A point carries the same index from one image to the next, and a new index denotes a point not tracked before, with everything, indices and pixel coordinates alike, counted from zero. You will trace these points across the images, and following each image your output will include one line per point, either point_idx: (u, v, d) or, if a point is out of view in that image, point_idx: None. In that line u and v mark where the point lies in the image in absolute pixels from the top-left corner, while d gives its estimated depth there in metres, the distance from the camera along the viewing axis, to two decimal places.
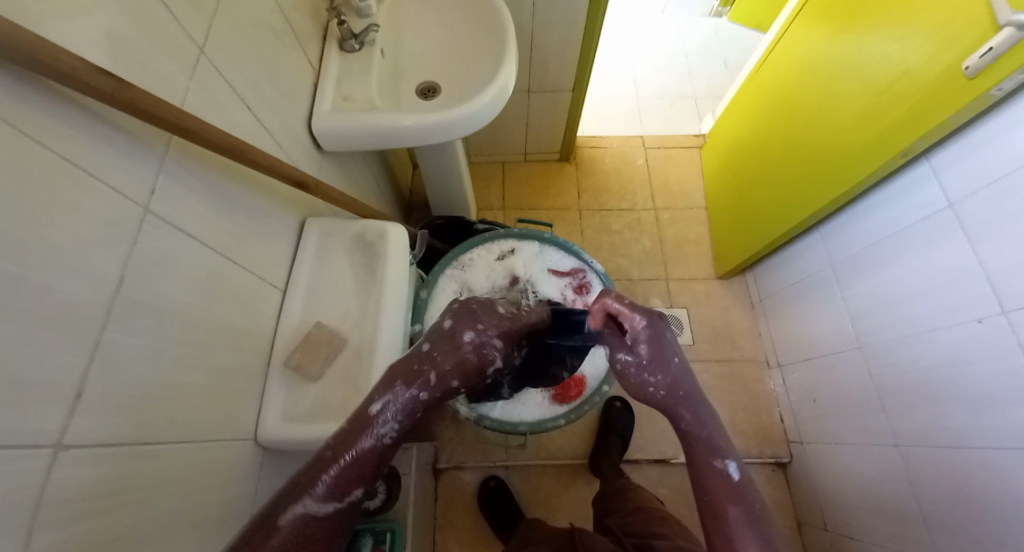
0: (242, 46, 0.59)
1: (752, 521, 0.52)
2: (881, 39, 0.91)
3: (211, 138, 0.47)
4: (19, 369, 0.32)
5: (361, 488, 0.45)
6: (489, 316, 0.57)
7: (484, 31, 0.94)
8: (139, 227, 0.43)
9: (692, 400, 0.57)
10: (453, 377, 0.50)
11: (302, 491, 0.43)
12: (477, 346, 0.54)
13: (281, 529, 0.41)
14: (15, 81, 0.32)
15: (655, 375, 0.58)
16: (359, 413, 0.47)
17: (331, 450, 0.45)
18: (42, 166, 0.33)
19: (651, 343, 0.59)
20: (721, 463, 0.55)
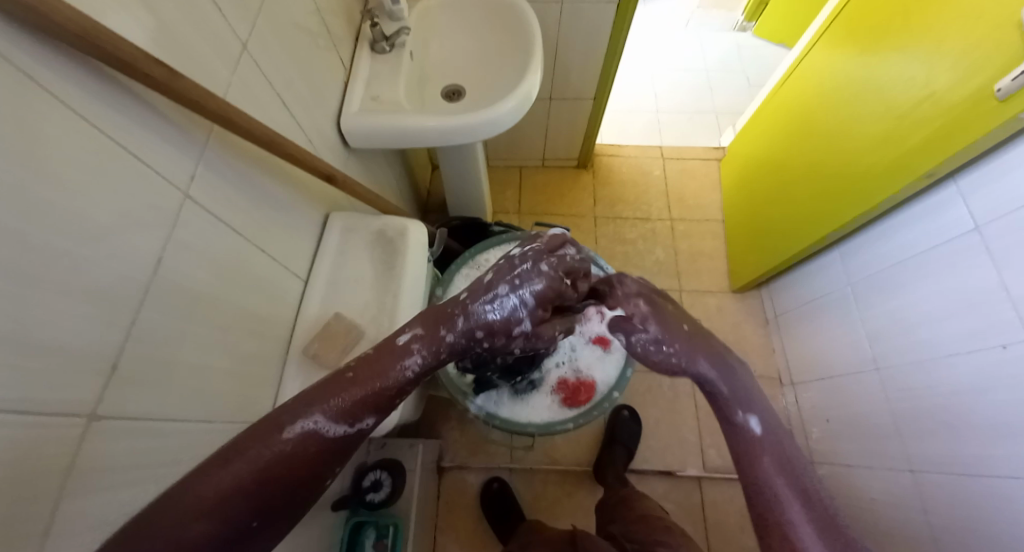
0: (280, 44, 0.62)
1: (791, 474, 0.45)
2: (907, 59, 0.90)
3: (250, 129, 0.49)
4: (62, 341, 0.34)
5: (372, 419, 0.43)
6: (536, 270, 0.50)
7: (511, 39, 0.96)
8: (178, 212, 0.45)
9: (705, 358, 0.51)
10: (481, 329, 0.48)
11: (317, 404, 0.40)
12: (509, 303, 0.48)
13: (284, 436, 0.38)
14: (68, 62, 0.33)
15: (669, 348, 0.51)
16: (386, 344, 0.46)
17: (352, 373, 0.44)
18: (90, 146, 0.35)
19: (660, 319, 0.53)
20: (742, 419, 0.49)
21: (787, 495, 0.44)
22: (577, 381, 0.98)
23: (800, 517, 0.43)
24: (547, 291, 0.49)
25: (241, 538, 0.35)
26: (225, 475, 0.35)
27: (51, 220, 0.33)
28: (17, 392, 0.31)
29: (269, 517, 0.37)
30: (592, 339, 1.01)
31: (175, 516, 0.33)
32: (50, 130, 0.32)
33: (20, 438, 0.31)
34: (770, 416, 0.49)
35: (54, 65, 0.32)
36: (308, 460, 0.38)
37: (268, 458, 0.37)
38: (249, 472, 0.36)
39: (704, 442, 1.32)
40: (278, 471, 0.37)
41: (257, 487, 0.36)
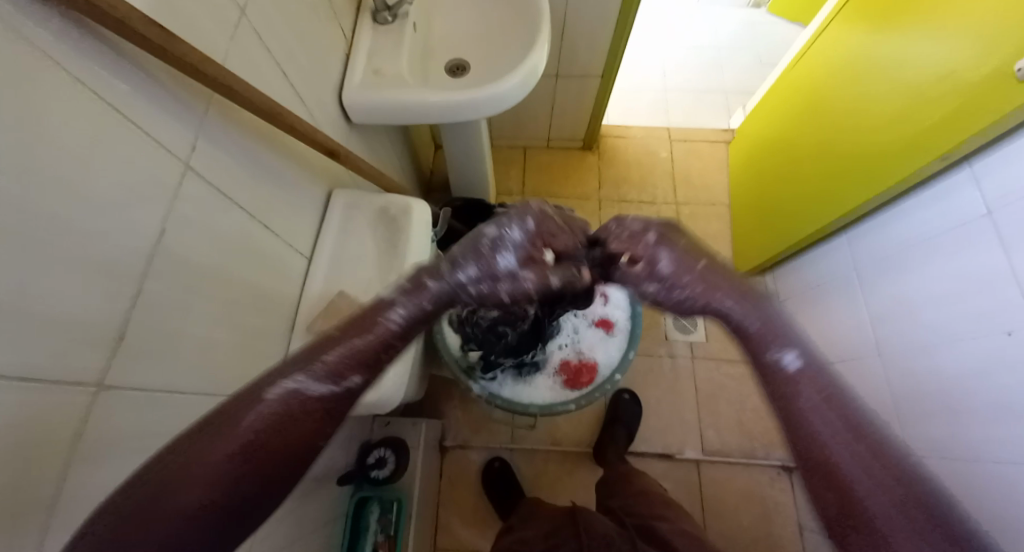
0: (281, 12, 0.60)
1: (836, 410, 0.39)
2: (926, 34, 0.87)
3: (251, 100, 0.48)
4: (72, 313, 0.35)
5: (359, 377, 0.41)
6: (518, 219, 0.53)
7: (516, 11, 0.93)
8: (182, 183, 0.45)
9: (726, 291, 0.48)
10: (467, 274, 0.49)
11: (299, 366, 0.39)
12: (494, 246, 0.51)
13: (266, 400, 0.37)
14: (69, 25, 0.32)
15: (685, 280, 0.50)
16: (372, 304, 0.46)
17: (336, 334, 0.42)
18: (94, 114, 0.35)
19: (670, 252, 0.51)
20: (775, 355, 0.43)
21: (831, 434, 0.38)
22: (579, 363, 0.99)
23: (849, 457, 0.37)
24: (527, 233, 0.52)
25: (235, 504, 0.34)
26: (208, 442, 0.34)
27: (55, 188, 0.32)
28: (24, 360, 0.31)
29: (262, 481, 0.35)
30: (596, 321, 1.03)
31: (163, 484, 0.32)
32: (52, 95, 0.31)
33: (28, 405, 0.31)
34: (809, 348, 0.43)
35: (58, 29, 0.31)
36: (294, 421, 0.37)
37: (251, 422, 0.36)
38: (232, 436, 0.35)
39: (704, 425, 1.33)
40: (263, 434, 0.36)
41: (240, 448, 0.35)
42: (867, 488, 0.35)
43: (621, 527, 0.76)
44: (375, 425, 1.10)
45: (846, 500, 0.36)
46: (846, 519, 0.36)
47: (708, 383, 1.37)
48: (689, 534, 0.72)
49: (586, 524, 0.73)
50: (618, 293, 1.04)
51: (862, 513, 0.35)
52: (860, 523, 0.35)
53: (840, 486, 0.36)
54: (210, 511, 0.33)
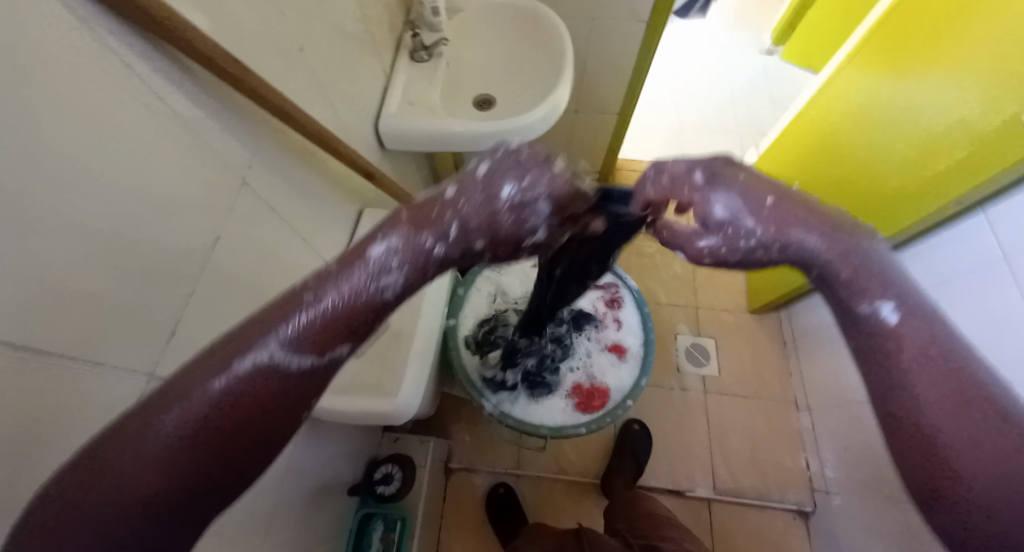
0: (331, 49, 0.67)
1: (948, 372, 0.28)
2: (938, 83, 0.91)
3: (302, 125, 0.54)
4: (136, 303, 0.40)
5: (348, 346, 0.32)
6: (550, 166, 0.35)
7: (542, 52, 0.99)
8: (239, 192, 0.51)
9: (809, 227, 0.33)
10: (481, 239, 0.34)
11: (268, 332, 0.29)
12: (517, 206, 0.34)
13: (230, 375, 0.28)
14: (163, 59, 0.39)
15: (757, 229, 0.34)
16: (355, 250, 0.32)
17: (311, 291, 0.31)
18: (171, 132, 0.41)
19: (729, 189, 0.34)
20: (867, 306, 0.31)
21: (936, 404, 0.28)
22: (591, 387, 1.00)
23: (961, 436, 0.27)
24: (564, 193, 0.35)
25: (209, 486, 0.28)
26: (163, 423, 0.27)
27: (131, 192, 0.38)
28: (89, 341, 0.36)
29: (240, 461, 0.29)
30: (608, 346, 1.04)
31: (119, 463, 0.26)
32: (142, 114, 0.38)
33: (89, 384, 0.36)
34: (911, 291, 0.31)
35: (153, 60, 0.38)
36: (268, 400, 0.29)
37: (202, 409, 0.27)
38: (191, 417, 0.27)
39: (714, 462, 1.30)
40: (230, 417, 0.28)
41: (195, 438, 0.27)
42: (986, 475, 0.26)
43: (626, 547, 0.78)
44: (383, 441, 1.13)
45: (950, 488, 0.27)
46: (939, 506, 0.28)
47: (720, 418, 1.36)
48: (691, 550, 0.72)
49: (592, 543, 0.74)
50: (632, 320, 1.07)
51: (970, 504, 0.27)
52: (965, 514, 0.27)
53: (945, 470, 0.27)
54: (178, 496, 0.27)
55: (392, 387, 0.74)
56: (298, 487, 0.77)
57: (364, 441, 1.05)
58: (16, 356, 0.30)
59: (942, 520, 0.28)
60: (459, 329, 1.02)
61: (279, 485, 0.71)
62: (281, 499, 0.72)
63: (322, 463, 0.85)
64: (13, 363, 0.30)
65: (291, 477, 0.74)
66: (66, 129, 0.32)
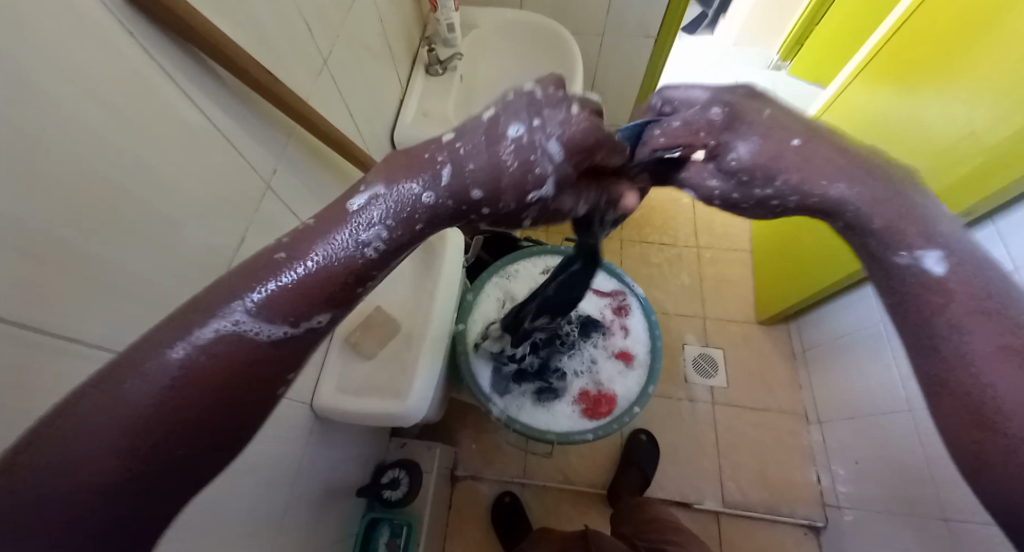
0: (352, 61, 0.70)
1: (999, 326, 0.27)
2: (947, 99, 0.91)
3: (320, 131, 0.57)
4: (163, 296, 0.42)
5: (326, 315, 0.30)
6: (562, 108, 0.33)
7: (554, 66, 1.02)
8: (262, 196, 0.54)
9: (837, 170, 0.33)
10: (479, 187, 0.32)
11: (238, 297, 0.27)
12: (523, 147, 0.31)
13: (190, 342, 0.26)
14: (193, 68, 0.42)
15: (780, 175, 0.34)
16: (334, 209, 0.30)
17: (285, 252, 0.29)
18: (203, 136, 0.44)
19: (752, 134, 0.35)
20: (906, 257, 0.30)
21: (984, 356, 0.26)
22: (598, 393, 1.01)
23: (1010, 386, 0.25)
24: (578, 131, 0.33)
25: (169, 461, 0.25)
26: (118, 393, 0.24)
27: (163, 189, 0.41)
28: (118, 331, 0.38)
29: (211, 438, 0.26)
30: (615, 353, 1.05)
31: (66, 438, 0.22)
32: (177, 118, 0.41)
33: None
34: (960, 243, 0.30)
35: (186, 70, 0.42)
36: (236, 372, 0.27)
37: (163, 371, 0.25)
38: (149, 387, 0.24)
39: (723, 474, 1.29)
40: (196, 387, 0.25)
41: (154, 405, 0.24)
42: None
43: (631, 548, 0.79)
44: (390, 445, 1.14)
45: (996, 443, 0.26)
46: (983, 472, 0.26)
47: (728, 430, 1.35)
48: None
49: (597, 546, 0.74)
50: (639, 328, 1.07)
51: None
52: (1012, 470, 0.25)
53: (989, 423, 0.26)
54: (141, 469, 0.24)
55: (402, 390, 0.75)
56: (308, 487, 0.78)
57: (373, 444, 1.06)
58: (53, 344, 0.33)
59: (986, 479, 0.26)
60: (467, 333, 1.03)
61: (289, 484, 0.72)
62: (291, 497, 0.73)
63: (331, 465, 0.86)
64: (51, 348, 0.33)
65: (302, 476, 0.76)
66: (100, 124, 0.34)
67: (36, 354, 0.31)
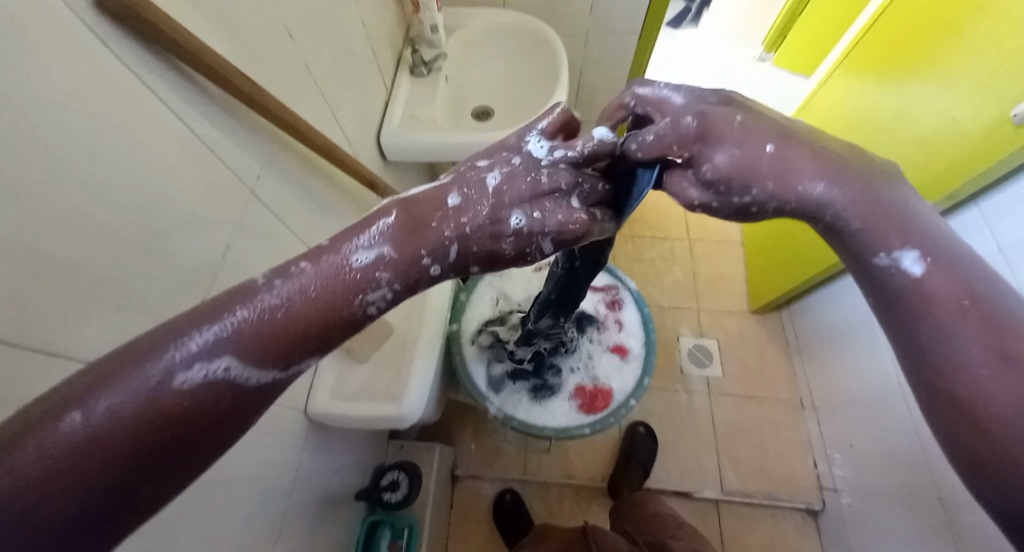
0: (337, 66, 0.69)
1: (978, 321, 0.30)
2: (925, 88, 0.93)
3: (307, 137, 0.57)
4: (152, 309, 0.42)
5: (313, 358, 0.33)
6: (560, 204, 0.39)
7: (540, 63, 1.02)
8: (248, 204, 0.54)
9: (810, 173, 0.37)
10: (476, 262, 0.38)
11: (225, 337, 0.29)
12: (521, 237, 0.37)
13: (175, 382, 0.27)
14: (177, 78, 0.42)
15: (756, 186, 0.38)
16: (331, 256, 0.34)
17: (274, 296, 0.31)
18: (189, 147, 0.44)
19: (725, 143, 0.38)
20: (887, 258, 0.34)
21: (971, 354, 0.29)
22: (594, 388, 1.02)
23: (1001, 382, 0.28)
24: (570, 231, 0.38)
25: (125, 501, 0.26)
26: (88, 417, 0.25)
27: (149, 200, 0.40)
28: (108, 346, 0.38)
29: (185, 467, 0.28)
30: (611, 347, 1.06)
31: (45, 455, 0.23)
32: (162, 129, 0.41)
33: None
34: (937, 244, 0.33)
35: (170, 80, 0.41)
36: (216, 412, 0.29)
37: (156, 405, 0.26)
38: (128, 419, 0.26)
39: (721, 464, 1.30)
40: (178, 419, 0.27)
41: (137, 440, 0.26)
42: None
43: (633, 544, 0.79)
44: (389, 449, 1.14)
45: (992, 434, 0.28)
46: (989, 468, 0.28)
47: (726, 420, 1.36)
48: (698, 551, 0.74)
49: (598, 540, 0.75)
50: (633, 321, 1.08)
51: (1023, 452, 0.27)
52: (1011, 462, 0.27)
53: (982, 418, 0.28)
54: (102, 506, 0.25)
55: (399, 393, 0.75)
56: (308, 494, 0.78)
57: (372, 447, 1.06)
58: (38, 361, 0.32)
59: (986, 472, 0.28)
60: (462, 333, 1.03)
61: (289, 491, 0.72)
62: (291, 505, 0.73)
63: (330, 471, 0.86)
64: (40, 366, 0.32)
65: (301, 483, 0.75)
66: (83, 138, 0.33)
67: (20, 370, 0.31)
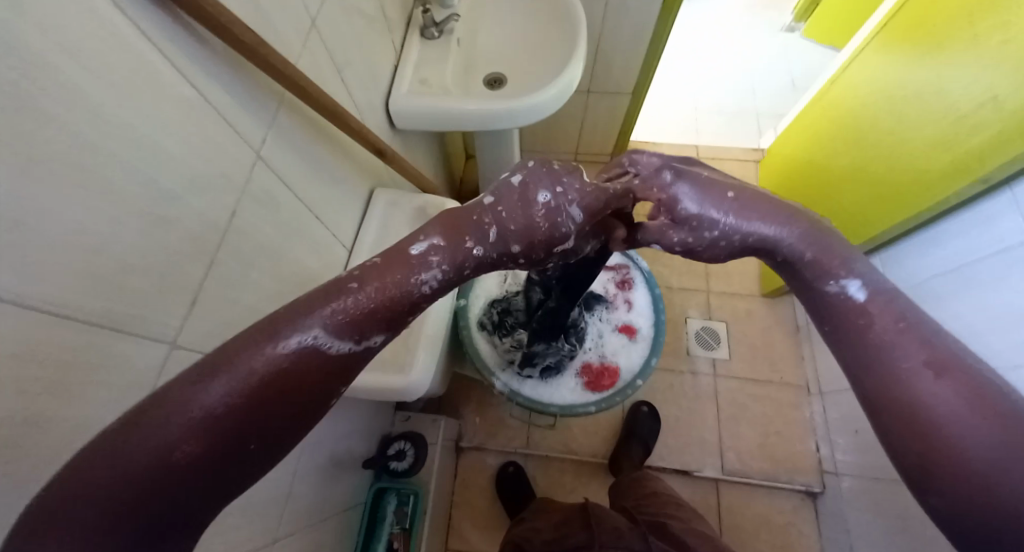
0: (343, 25, 0.66)
1: (918, 338, 0.30)
2: (966, 62, 0.87)
3: (312, 97, 0.55)
4: (156, 271, 0.41)
5: (383, 336, 0.32)
6: (576, 177, 0.40)
7: (557, 28, 0.98)
8: (253, 166, 0.53)
9: (772, 212, 0.37)
10: (518, 241, 0.37)
11: (314, 311, 0.29)
12: (550, 211, 0.37)
13: (275, 350, 0.28)
14: (178, 30, 0.40)
15: (716, 219, 0.38)
16: (399, 246, 0.33)
17: (357, 279, 0.31)
18: (190, 103, 0.42)
19: (694, 189, 0.39)
20: (834, 285, 0.34)
21: (911, 366, 0.29)
22: (601, 366, 1.02)
23: (939, 393, 0.28)
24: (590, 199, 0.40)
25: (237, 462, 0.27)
26: (206, 392, 0.26)
27: (151, 158, 0.39)
28: (112, 307, 0.37)
29: (273, 441, 0.28)
30: (619, 327, 1.05)
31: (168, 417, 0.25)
32: (161, 83, 0.39)
33: (116, 347, 0.38)
34: (877, 273, 0.33)
35: (170, 31, 0.39)
36: (305, 380, 0.28)
37: (258, 376, 0.27)
38: (231, 390, 0.26)
39: (723, 445, 1.31)
40: (272, 387, 0.27)
41: (243, 407, 0.27)
42: (963, 428, 0.27)
43: (632, 522, 0.79)
44: (395, 419, 1.16)
45: (930, 444, 0.28)
46: (933, 487, 0.28)
47: (730, 402, 1.36)
48: (697, 532, 0.74)
49: (597, 516, 0.75)
50: (643, 301, 1.08)
51: (965, 463, 0.26)
52: (955, 475, 0.27)
53: (922, 429, 0.28)
54: (219, 465, 0.26)
55: (405, 364, 0.76)
56: (315, 459, 0.80)
57: (378, 417, 1.08)
58: (43, 319, 0.32)
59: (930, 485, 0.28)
60: (470, 310, 1.03)
61: (297, 455, 0.73)
62: (300, 468, 0.75)
63: (337, 437, 0.88)
64: (48, 324, 0.32)
65: (309, 448, 0.77)
66: (80, 89, 0.32)
67: (25, 328, 0.30)
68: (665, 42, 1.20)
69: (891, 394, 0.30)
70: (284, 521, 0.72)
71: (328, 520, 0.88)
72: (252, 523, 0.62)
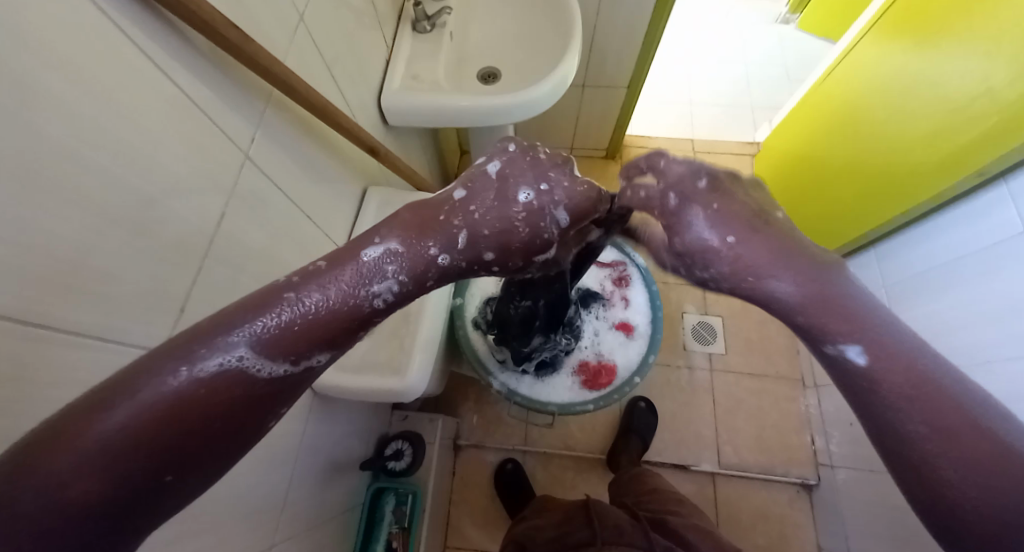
0: (332, 19, 0.65)
1: (924, 405, 0.29)
2: (959, 54, 0.87)
3: (300, 95, 0.53)
4: (141, 277, 0.40)
5: (325, 355, 0.30)
6: (564, 174, 0.38)
7: (550, 21, 0.96)
8: (241, 167, 0.51)
9: (778, 268, 0.33)
10: (490, 249, 0.35)
11: (239, 330, 0.27)
12: (532, 212, 0.35)
13: (193, 373, 0.26)
14: (161, 29, 0.39)
15: (711, 262, 0.35)
16: (348, 252, 0.32)
17: (295, 290, 0.30)
18: (177, 107, 0.41)
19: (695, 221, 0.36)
20: (833, 348, 0.32)
21: (923, 436, 0.28)
22: (598, 365, 1.02)
23: (954, 457, 0.27)
24: (578, 201, 0.38)
25: (153, 493, 0.25)
26: (113, 416, 0.24)
27: (135, 161, 0.38)
28: (98, 317, 0.36)
29: (192, 472, 0.26)
30: (616, 324, 1.05)
31: (55, 456, 0.22)
32: (144, 86, 0.38)
33: (101, 357, 0.37)
34: (885, 334, 0.31)
35: (153, 31, 0.38)
36: (228, 406, 0.27)
37: (172, 401, 0.25)
38: (142, 422, 0.24)
39: (720, 439, 1.31)
40: (189, 413, 0.25)
41: (152, 436, 0.24)
42: (968, 479, 0.27)
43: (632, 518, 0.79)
44: (393, 419, 1.15)
45: (939, 487, 0.28)
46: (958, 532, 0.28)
47: (727, 396, 1.36)
48: (697, 528, 0.74)
49: (597, 513, 0.75)
50: (638, 297, 1.08)
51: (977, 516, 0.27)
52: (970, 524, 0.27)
53: (928, 479, 0.28)
54: (127, 500, 0.24)
55: (402, 365, 0.75)
56: (312, 461, 0.79)
57: (375, 417, 1.07)
58: (31, 334, 0.31)
59: (944, 524, 0.28)
60: (466, 309, 1.02)
61: (294, 459, 0.72)
62: (297, 472, 0.74)
63: (335, 438, 0.87)
64: (34, 336, 0.31)
65: (305, 451, 0.76)
66: (59, 94, 0.31)
67: (8, 342, 0.29)
68: (661, 35, 1.19)
69: (912, 458, 0.29)
70: (282, 526, 0.71)
71: (327, 520, 0.87)
72: (248, 531, 0.61)
